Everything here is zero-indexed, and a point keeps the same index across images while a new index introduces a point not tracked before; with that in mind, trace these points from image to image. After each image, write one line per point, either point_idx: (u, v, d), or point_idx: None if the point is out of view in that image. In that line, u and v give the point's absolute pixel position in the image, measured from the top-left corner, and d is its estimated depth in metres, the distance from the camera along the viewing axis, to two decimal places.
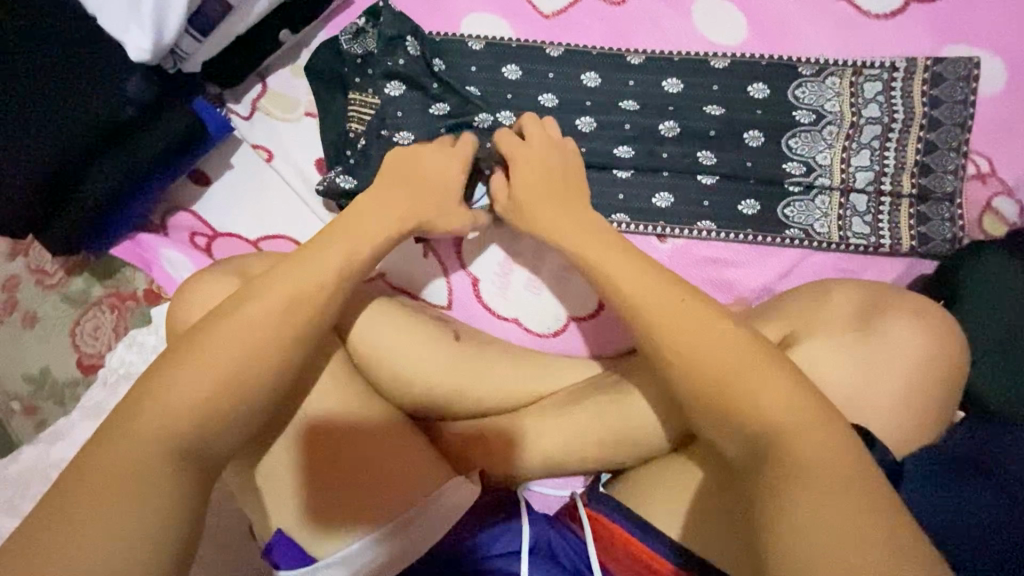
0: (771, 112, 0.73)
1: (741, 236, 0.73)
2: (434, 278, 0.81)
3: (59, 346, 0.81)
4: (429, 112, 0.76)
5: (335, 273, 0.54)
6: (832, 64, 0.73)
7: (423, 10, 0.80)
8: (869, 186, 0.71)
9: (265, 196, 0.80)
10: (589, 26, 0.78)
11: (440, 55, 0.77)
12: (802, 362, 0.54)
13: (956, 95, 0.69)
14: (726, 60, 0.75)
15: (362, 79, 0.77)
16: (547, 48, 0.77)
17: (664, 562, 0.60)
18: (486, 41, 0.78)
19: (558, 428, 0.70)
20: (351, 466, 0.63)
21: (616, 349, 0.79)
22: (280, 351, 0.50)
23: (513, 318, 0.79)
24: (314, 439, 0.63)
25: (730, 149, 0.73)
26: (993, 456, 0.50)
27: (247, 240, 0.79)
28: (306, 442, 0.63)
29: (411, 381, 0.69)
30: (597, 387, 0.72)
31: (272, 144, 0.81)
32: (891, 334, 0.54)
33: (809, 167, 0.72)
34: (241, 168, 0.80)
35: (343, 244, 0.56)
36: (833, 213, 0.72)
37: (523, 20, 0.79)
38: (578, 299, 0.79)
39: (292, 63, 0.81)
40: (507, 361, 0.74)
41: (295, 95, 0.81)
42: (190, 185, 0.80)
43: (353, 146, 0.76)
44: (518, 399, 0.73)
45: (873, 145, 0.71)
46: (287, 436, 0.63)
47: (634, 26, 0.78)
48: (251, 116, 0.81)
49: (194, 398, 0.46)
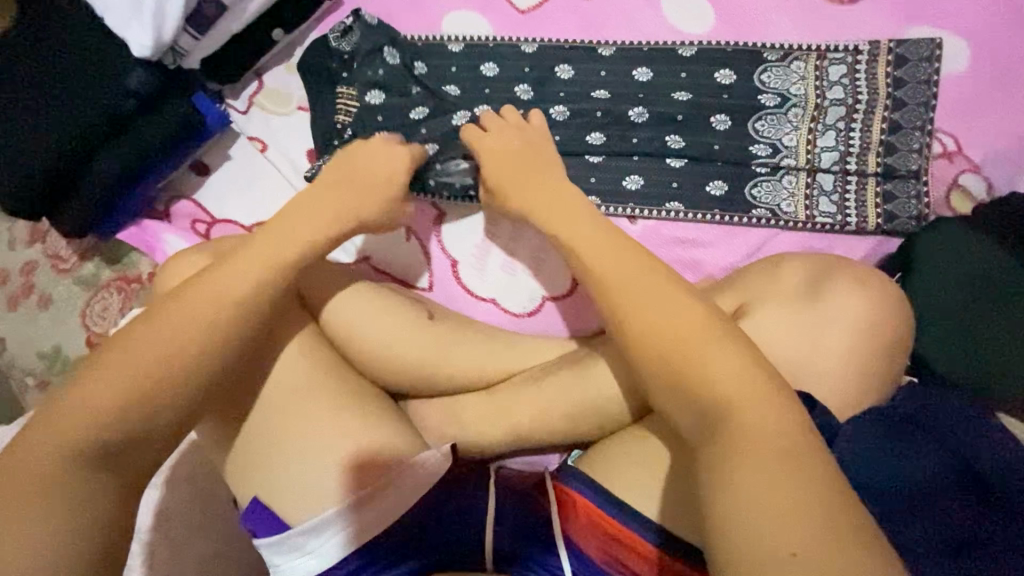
0: (736, 97, 0.75)
1: (709, 216, 0.75)
2: (414, 260, 0.84)
3: (70, 326, 0.87)
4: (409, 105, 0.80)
5: (304, 244, 0.59)
6: (797, 49, 0.75)
7: (407, 11, 0.85)
8: (835, 165, 0.72)
9: (259, 184, 0.85)
10: (562, 20, 0.82)
11: (422, 58, 0.82)
12: (748, 328, 0.56)
13: (919, 76, 0.71)
14: (693, 48, 0.77)
15: (349, 74, 0.82)
16: (522, 45, 0.81)
17: (645, 542, 0.60)
18: (464, 43, 0.82)
19: (526, 403, 0.72)
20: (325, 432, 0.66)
21: (591, 327, 0.81)
22: (250, 312, 0.54)
23: (490, 299, 0.82)
24: (291, 406, 0.67)
25: (697, 133, 0.76)
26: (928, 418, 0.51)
27: (242, 225, 0.84)
28: (282, 410, 0.67)
29: (386, 357, 0.73)
30: (565, 363, 0.74)
31: (266, 136, 0.86)
32: (835, 301, 0.55)
33: (775, 149, 0.74)
34: (238, 159, 0.86)
35: (316, 218, 0.61)
36: (799, 192, 0.73)
37: (500, 17, 0.83)
38: (552, 279, 0.81)
39: (286, 62, 0.87)
40: (480, 339, 0.77)
41: (288, 90, 0.86)
42: (191, 175, 0.86)
43: (341, 136, 0.81)
44: (490, 375, 0.76)
45: (838, 126, 0.72)
46: (265, 404, 0.67)
47: (605, 19, 0.81)
48: (248, 111, 0.86)
49: (170, 352, 0.50)
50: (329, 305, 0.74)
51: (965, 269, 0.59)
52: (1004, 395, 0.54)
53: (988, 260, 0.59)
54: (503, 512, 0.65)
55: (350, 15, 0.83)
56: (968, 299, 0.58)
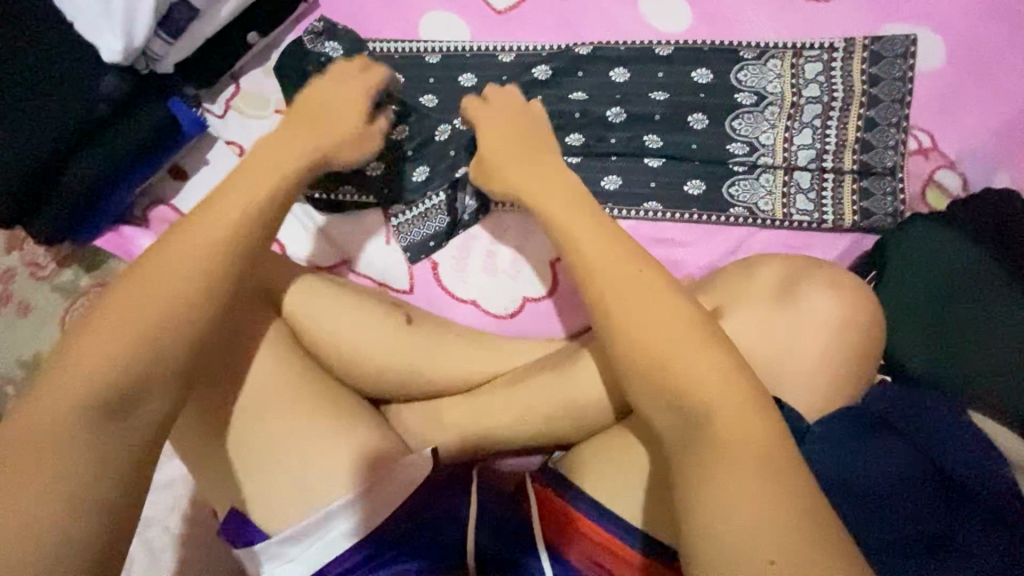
0: (713, 95, 0.75)
1: (687, 215, 0.75)
2: (394, 263, 0.83)
3: (49, 334, 0.86)
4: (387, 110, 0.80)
5: None
6: (773, 47, 0.75)
7: (384, 14, 0.84)
8: (812, 163, 0.72)
9: None
10: (539, 21, 0.82)
11: (400, 71, 0.82)
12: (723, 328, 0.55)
13: (895, 72, 0.71)
14: (670, 47, 0.77)
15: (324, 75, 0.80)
16: (500, 54, 0.81)
17: (631, 549, 0.60)
18: (442, 55, 0.82)
19: (507, 404, 0.72)
20: (305, 438, 0.66)
21: (573, 329, 0.81)
22: None
23: (471, 301, 0.81)
24: (270, 411, 0.67)
25: (675, 133, 0.75)
26: (903, 419, 0.52)
27: None
28: (260, 415, 0.66)
29: (366, 361, 0.73)
30: (546, 364, 0.74)
31: (244, 140, 0.86)
32: (808, 301, 0.55)
33: (752, 147, 0.74)
34: (216, 164, 0.85)
35: None
36: (777, 190, 0.73)
37: (478, 19, 0.83)
38: (532, 281, 0.81)
39: (264, 65, 0.86)
40: (461, 342, 0.77)
41: (266, 94, 0.86)
42: (169, 179, 0.86)
43: None
44: (471, 377, 0.76)
45: (814, 123, 0.72)
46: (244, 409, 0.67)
47: (582, 19, 0.81)
48: (225, 115, 0.86)
49: None
50: (304, 309, 0.74)
51: (935, 269, 0.59)
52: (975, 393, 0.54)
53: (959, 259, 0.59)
54: (484, 515, 0.65)
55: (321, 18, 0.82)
56: (940, 297, 0.58)
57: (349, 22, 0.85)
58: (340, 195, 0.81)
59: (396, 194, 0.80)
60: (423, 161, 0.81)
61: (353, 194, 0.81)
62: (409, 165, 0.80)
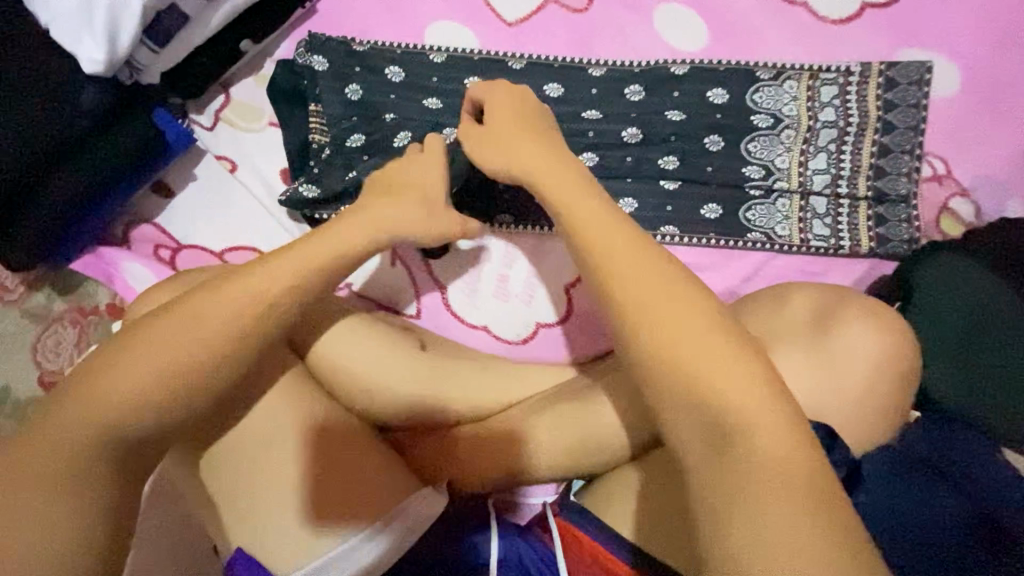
0: (729, 116, 0.73)
1: (705, 240, 0.74)
2: (401, 286, 0.79)
3: (19, 362, 0.79)
4: (386, 120, 0.75)
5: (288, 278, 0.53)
6: (790, 68, 0.73)
7: (386, 22, 0.80)
8: (827, 188, 0.72)
9: (230, 206, 0.79)
10: (551, 34, 0.79)
11: (400, 63, 0.77)
12: None
13: (909, 99, 0.71)
14: (685, 65, 0.75)
15: (320, 89, 0.76)
16: (510, 61, 0.77)
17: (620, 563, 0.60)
18: (447, 54, 0.78)
19: (527, 434, 0.69)
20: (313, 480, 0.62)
21: (585, 355, 0.79)
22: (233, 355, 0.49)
23: (482, 326, 0.78)
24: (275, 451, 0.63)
25: (692, 155, 0.74)
26: (945, 452, 0.52)
27: (212, 251, 0.78)
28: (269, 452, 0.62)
29: (377, 393, 0.69)
30: (564, 393, 0.71)
31: (236, 154, 0.80)
32: (845, 337, 0.55)
33: (768, 171, 0.72)
34: (203, 180, 0.80)
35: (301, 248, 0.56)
36: (793, 215, 0.72)
37: (487, 29, 0.79)
38: (547, 305, 0.78)
39: (256, 74, 0.80)
40: (474, 369, 0.73)
41: (258, 105, 0.80)
42: (153, 196, 0.80)
43: (317, 157, 0.75)
44: (487, 407, 0.72)
45: (830, 148, 0.72)
46: (250, 447, 0.63)
47: (597, 34, 0.78)
48: (215, 127, 0.80)
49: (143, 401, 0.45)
50: (311, 337, 0.69)
51: (966, 299, 0.60)
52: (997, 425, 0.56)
53: (991, 290, 0.60)
54: (509, 554, 0.62)
55: (309, 37, 0.78)
56: (970, 330, 0.59)
57: (350, 28, 0.80)
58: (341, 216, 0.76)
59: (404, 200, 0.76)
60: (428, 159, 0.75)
61: None
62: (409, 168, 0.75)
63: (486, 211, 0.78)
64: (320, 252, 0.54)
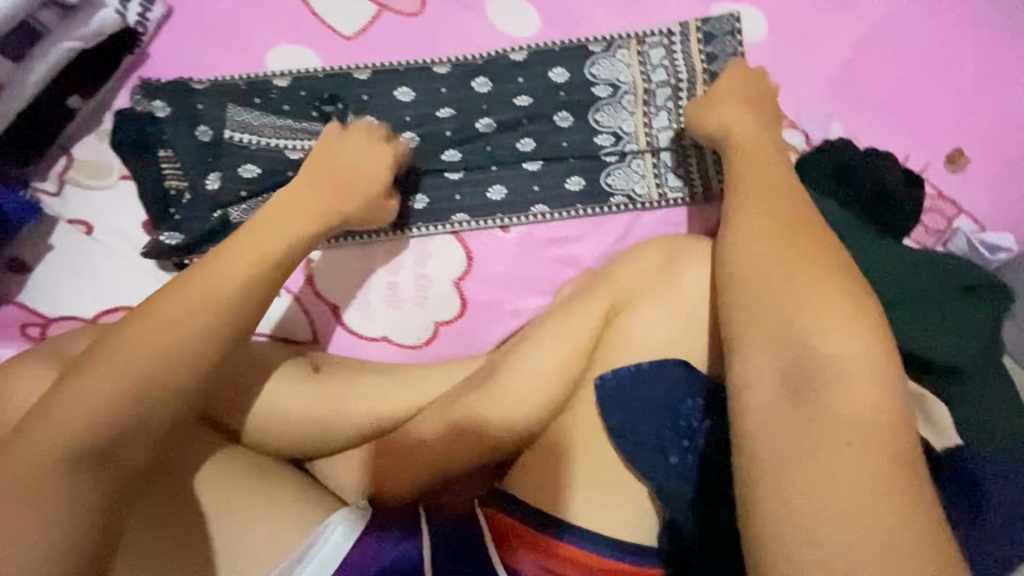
0: (572, 92, 0.77)
1: (574, 211, 0.77)
2: (294, 314, 0.79)
3: None
4: (237, 173, 0.74)
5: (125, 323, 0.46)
6: (618, 38, 0.78)
7: (223, 56, 0.79)
8: (673, 143, 0.76)
9: (94, 270, 0.75)
10: (391, 41, 0.80)
11: (250, 95, 0.77)
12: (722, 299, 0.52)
13: (727, 49, 0.76)
14: (523, 52, 0.78)
15: (166, 135, 0.75)
16: (355, 72, 0.78)
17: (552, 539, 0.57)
18: (291, 77, 0.78)
19: (437, 432, 0.67)
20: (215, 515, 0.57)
21: (491, 344, 0.78)
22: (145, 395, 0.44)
23: (382, 336, 0.78)
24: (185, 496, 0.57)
25: (546, 133, 0.77)
26: None
27: (84, 318, 0.74)
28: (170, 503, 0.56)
29: (278, 425, 0.68)
30: (471, 383, 0.68)
31: (90, 215, 0.77)
32: (685, 275, 0.60)
33: (617, 137, 0.77)
34: (61, 250, 0.75)
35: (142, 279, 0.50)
36: (649, 173, 0.77)
37: (327, 46, 0.80)
38: (440, 303, 0.78)
39: (97, 129, 0.78)
40: (371, 379, 0.71)
41: (105, 160, 0.77)
42: (8, 275, 0.75)
43: (178, 203, 0.75)
44: (394, 416, 0.70)
45: (668, 105, 0.76)
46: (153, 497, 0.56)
47: (436, 33, 0.80)
48: (61, 192, 0.76)
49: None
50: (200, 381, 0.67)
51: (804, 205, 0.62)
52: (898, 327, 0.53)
53: (835, 211, 0.62)
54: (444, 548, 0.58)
55: (142, 84, 0.77)
56: None
57: (187, 67, 0.79)
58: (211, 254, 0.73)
59: (246, 192, 0.74)
60: (258, 132, 0.75)
61: None
62: (238, 157, 0.74)
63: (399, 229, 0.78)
64: (228, 282, 0.50)
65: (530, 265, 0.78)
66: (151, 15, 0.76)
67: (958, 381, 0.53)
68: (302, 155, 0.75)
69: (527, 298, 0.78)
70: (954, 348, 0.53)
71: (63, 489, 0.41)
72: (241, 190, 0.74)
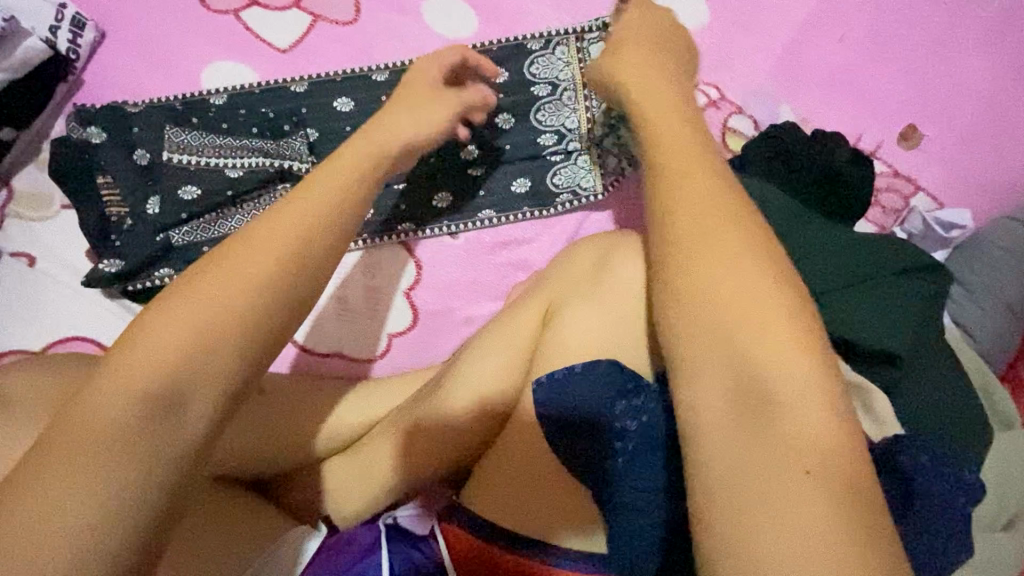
0: (512, 93, 0.75)
1: (520, 214, 0.76)
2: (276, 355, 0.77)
3: None
4: (178, 197, 0.73)
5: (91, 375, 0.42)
6: (557, 34, 0.76)
7: (158, 75, 0.78)
8: (617, 138, 0.75)
9: (38, 303, 0.74)
10: (327, 52, 0.79)
11: (189, 115, 0.76)
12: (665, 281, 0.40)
13: None
14: None
15: (102, 161, 0.74)
16: (292, 85, 0.77)
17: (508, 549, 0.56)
18: (228, 93, 0.77)
19: (389, 446, 0.64)
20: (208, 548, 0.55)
21: (447, 353, 0.76)
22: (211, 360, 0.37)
23: (334, 352, 0.75)
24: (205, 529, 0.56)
25: (488, 137, 0.75)
26: None
27: (29, 351, 0.72)
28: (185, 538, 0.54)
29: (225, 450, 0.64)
30: (422, 394, 0.66)
31: (33, 247, 0.75)
32: (618, 275, 0.59)
33: (560, 135, 0.75)
34: (5, 284, 0.73)
35: None
36: (595, 170, 0.75)
37: (263, 60, 0.79)
38: (392, 315, 0.76)
39: (36, 160, 0.77)
40: (322, 397, 0.70)
41: (46, 190, 0.76)
42: None
43: (119, 229, 0.73)
44: (346, 433, 0.68)
45: None
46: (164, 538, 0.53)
47: (373, 41, 0.79)
48: (3, 226, 0.75)
49: None
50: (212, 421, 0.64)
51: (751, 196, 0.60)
52: (847, 321, 0.52)
53: (781, 200, 0.60)
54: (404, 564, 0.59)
55: (77, 111, 0.76)
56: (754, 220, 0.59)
57: (123, 92, 0.78)
58: (156, 279, 0.73)
59: (187, 214, 0.73)
60: (197, 152, 0.74)
61: (173, 274, 0.73)
62: (178, 179, 0.73)
63: (391, 248, 0.77)
64: None
65: (479, 270, 0.77)
66: (83, 41, 0.76)
67: (897, 365, 0.52)
68: (243, 173, 0.73)
69: (479, 304, 0.76)
70: (902, 338, 0.52)
71: (127, 471, 0.33)
72: (183, 213, 0.73)
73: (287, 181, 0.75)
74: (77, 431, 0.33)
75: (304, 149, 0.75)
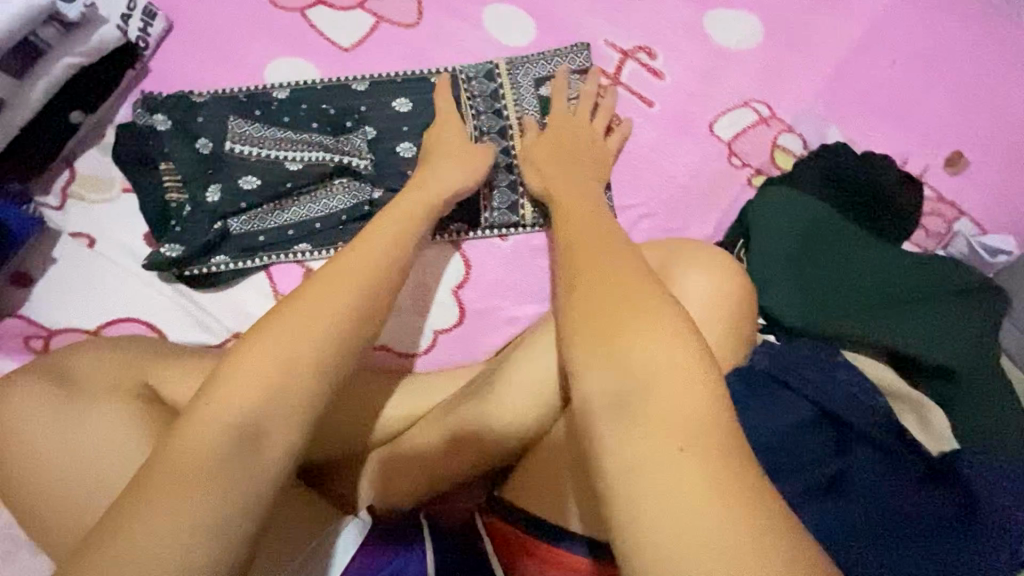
0: None
1: None
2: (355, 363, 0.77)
3: None
4: (237, 186, 0.74)
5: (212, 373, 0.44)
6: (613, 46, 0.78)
7: (222, 67, 0.80)
8: None
9: (96, 283, 0.75)
10: (388, 53, 0.81)
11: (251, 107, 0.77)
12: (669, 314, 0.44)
13: None
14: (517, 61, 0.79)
15: (166, 147, 0.75)
16: (353, 83, 0.79)
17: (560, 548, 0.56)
18: (290, 88, 0.79)
19: (437, 441, 0.65)
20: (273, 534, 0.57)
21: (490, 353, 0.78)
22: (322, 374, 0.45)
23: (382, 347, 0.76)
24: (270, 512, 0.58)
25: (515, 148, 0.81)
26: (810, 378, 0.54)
27: (86, 331, 0.73)
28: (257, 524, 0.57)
29: None
30: (469, 391, 0.67)
31: (92, 229, 0.77)
32: None
33: None
34: (64, 264, 0.75)
35: None
36: None
37: (325, 58, 0.81)
38: (439, 313, 0.78)
39: (99, 143, 0.79)
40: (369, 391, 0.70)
41: (107, 174, 0.78)
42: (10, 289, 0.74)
43: (178, 215, 0.75)
44: (392, 427, 0.69)
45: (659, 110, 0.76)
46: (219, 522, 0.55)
47: (432, 44, 0.81)
48: (64, 206, 0.77)
49: None
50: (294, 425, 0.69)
51: (805, 216, 0.62)
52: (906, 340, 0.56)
53: (831, 218, 0.62)
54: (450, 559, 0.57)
55: (143, 98, 0.78)
56: (806, 238, 0.61)
57: (187, 81, 0.80)
58: (213, 266, 0.74)
59: (246, 203, 0.74)
60: (258, 144, 0.75)
61: (229, 263, 0.75)
62: (239, 169, 0.75)
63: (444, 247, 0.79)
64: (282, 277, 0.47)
65: (526, 272, 0.78)
66: (153, 30, 0.78)
67: (950, 380, 0.56)
68: (302, 167, 0.75)
69: (524, 306, 0.78)
70: (959, 353, 0.56)
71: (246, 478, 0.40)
72: (240, 202, 0.74)
73: (344, 177, 0.76)
74: (194, 448, 0.41)
75: (363, 147, 0.76)
